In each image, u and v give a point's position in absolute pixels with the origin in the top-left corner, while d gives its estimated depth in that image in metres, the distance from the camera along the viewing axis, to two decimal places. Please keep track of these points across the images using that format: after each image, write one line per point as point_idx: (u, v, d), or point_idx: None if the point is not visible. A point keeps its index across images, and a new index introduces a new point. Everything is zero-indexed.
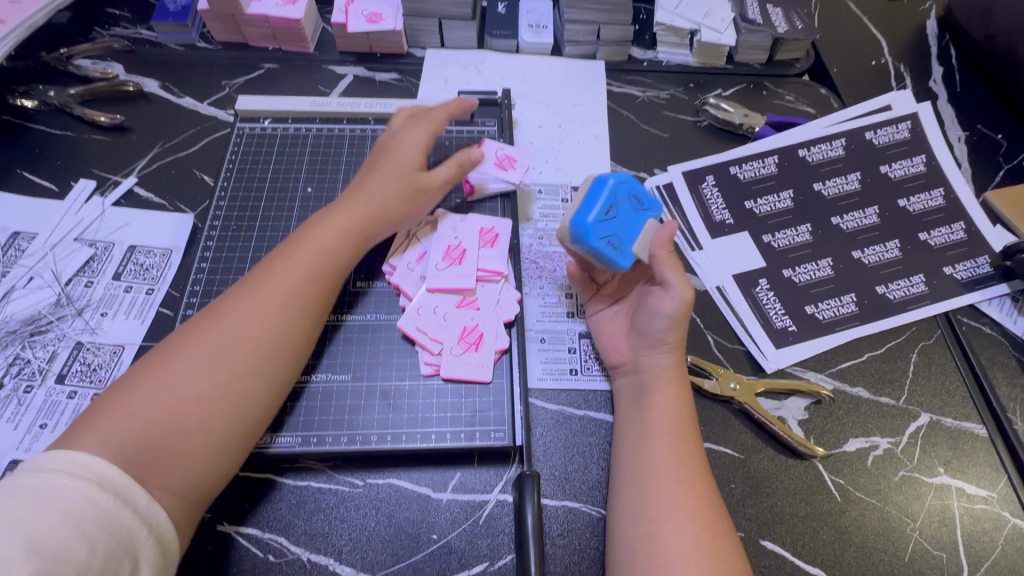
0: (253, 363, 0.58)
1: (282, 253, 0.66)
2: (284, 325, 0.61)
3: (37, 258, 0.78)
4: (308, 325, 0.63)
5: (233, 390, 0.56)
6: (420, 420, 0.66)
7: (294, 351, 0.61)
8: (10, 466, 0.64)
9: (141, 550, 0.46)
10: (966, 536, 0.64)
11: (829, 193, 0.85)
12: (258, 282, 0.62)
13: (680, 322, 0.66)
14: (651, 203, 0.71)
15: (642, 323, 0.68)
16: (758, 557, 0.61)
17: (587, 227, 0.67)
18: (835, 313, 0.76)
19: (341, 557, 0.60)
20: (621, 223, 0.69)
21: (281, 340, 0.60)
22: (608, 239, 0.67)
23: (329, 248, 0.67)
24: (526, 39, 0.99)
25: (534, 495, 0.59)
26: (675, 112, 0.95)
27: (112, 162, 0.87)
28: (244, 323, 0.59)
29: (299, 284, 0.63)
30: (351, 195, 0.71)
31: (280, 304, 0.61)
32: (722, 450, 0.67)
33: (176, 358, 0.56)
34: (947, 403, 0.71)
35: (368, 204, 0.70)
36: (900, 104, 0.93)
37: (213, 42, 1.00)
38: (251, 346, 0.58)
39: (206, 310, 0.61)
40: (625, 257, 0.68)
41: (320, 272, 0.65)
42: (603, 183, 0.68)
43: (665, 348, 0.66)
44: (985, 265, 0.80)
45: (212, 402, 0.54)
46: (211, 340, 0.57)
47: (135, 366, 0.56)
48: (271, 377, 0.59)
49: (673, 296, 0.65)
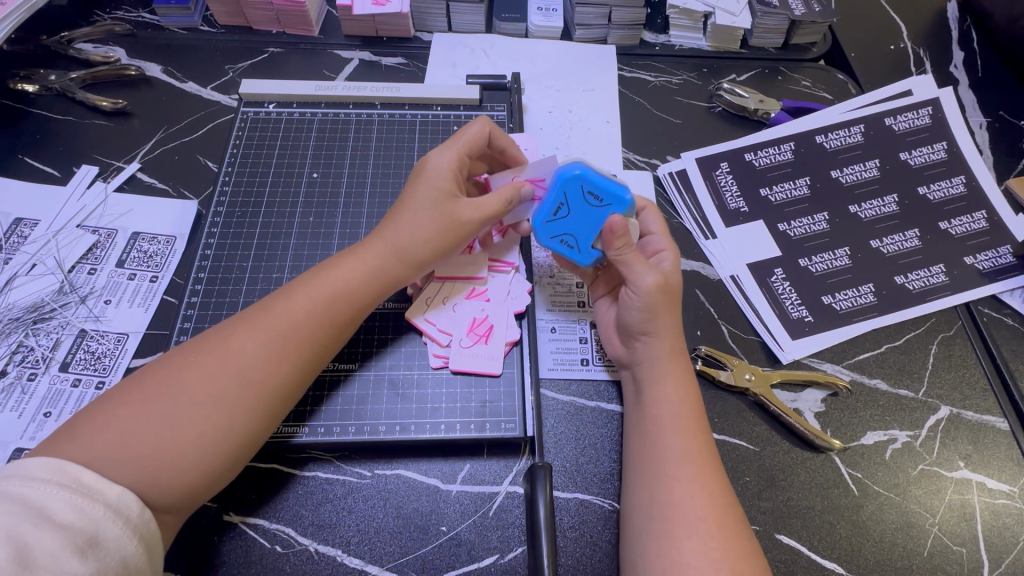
0: (254, 402, 0.54)
1: (298, 282, 0.62)
2: (292, 365, 0.57)
3: (39, 245, 0.77)
4: (318, 363, 0.59)
5: (229, 428, 0.53)
6: (430, 410, 0.64)
7: (297, 389, 0.58)
8: (14, 455, 0.63)
9: (133, 562, 0.45)
10: (987, 531, 0.62)
11: (847, 181, 0.83)
12: (269, 310, 0.58)
13: (656, 309, 0.63)
14: (614, 197, 0.65)
15: (621, 315, 0.65)
16: (773, 552, 0.60)
17: (535, 228, 0.67)
18: (853, 303, 0.75)
19: (350, 548, 0.59)
20: (575, 220, 0.66)
21: (287, 379, 0.56)
22: (561, 237, 0.67)
23: (352, 279, 0.62)
24: (536, 23, 0.97)
25: (546, 487, 0.58)
26: (688, 97, 0.93)
27: (114, 148, 0.86)
28: (250, 358, 0.55)
29: (311, 319, 0.59)
30: (382, 227, 0.66)
31: (289, 332, 0.57)
32: (736, 442, 0.65)
33: (175, 387, 0.52)
34: (968, 396, 0.70)
35: (399, 237, 0.64)
36: (921, 89, 0.90)
37: (216, 26, 0.98)
38: (254, 384, 0.55)
39: (213, 332, 0.57)
40: (583, 254, 0.67)
41: (337, 305, 0.61)
42: (557, 179, 0.65)
43: (652, 339, 0.63)
44: (1007, 255, 0.78)
45: (208, 439, 0.52)
46: (212, 372, 0.54)
47: (132, 381, 0.53)
48: (271, 417, 0.56)
49: (637, 288, 0.63)
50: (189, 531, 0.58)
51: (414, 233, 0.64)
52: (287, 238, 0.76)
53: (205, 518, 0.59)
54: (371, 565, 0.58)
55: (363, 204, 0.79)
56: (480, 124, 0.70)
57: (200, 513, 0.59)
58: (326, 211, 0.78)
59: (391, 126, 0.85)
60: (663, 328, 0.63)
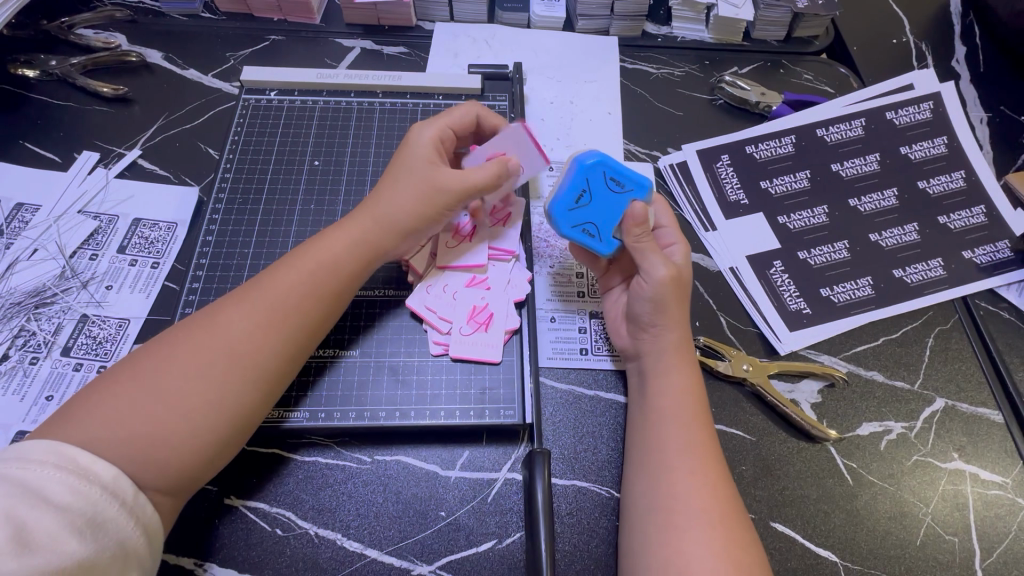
0: (246, 378, 0.54)
1: (287, 260, 0.62)
2: (284, 340, 0.57)
3: (40, 230, 0.77)
4: (309, 338, 0.59)
5: (222, 404, 0.53)
6: (430, 398, 0.65)
7: (290, 365, 0.58)
8: (16, 438, 0.63)
9: (130, 544, 0.46)
10: (979, 521, 0.63)
11: (847, 174, 0.83)
12: (260, 288, 0.59)
13: (666, 302, 0.63)
14: (633, 183, 0.66)
15: (630, 307, 0.66)
16: (768, 540, 0.61)
17: (557, 218, 0.66)
18: (850, 296, 0.75)
19: (349, 532, 0.59)
20: (596, 208, 0.66)
21: (278, 354, 0.57)
22: (582, 226, 0.66)
23: (340, 252, 0.62)
24: (538, 13, 0.96)
25: (545, 472, 0.59)
26: (690, 90, 0.93)
27: (114, 134, 0.86)
28: (240, 336, 0.55)
29: (300, 294, 0.59)
30: (367, 200, 0.66)
31: (279, 310, 0.58)
32: (732, 432, 0.66)
33: (167, 364, 0.53)
34: (964, 389, 0.70)
35: (383, 207, 0.64)
36: (922, 84, 0.90)
37: (217, 12, 0.97)
38: (246, 359, 0.55)
39: (204, 310, 0.58)
40: (604, 243, 0.67)
41: (326, 282, 0.61)
42: (579, 167, 0.65)
43: (660, 330, 0.64)
44: (1004, 249, 0.79)
45: (205, 419, 0.52)
46: (204, 347, 0.54)
47: (126, 362, 0.54)
48: (264, 393, 0.56)
49: (650, 278, 0.63)
50: (190, 513, 0.59)
51: (397, 203, 0.64)
52: (288, 225, 0.76)
53: (207, 501, 0.60)
54: (370, 549, 0.59)
55: (364, 192, 0.79)
56: (466, 108, 0.72)
57: (200, 497, 0.60)
58: (327, 199, 0.78)
59: (393, 115, 0.85)
60: (671, 320, 0.64)
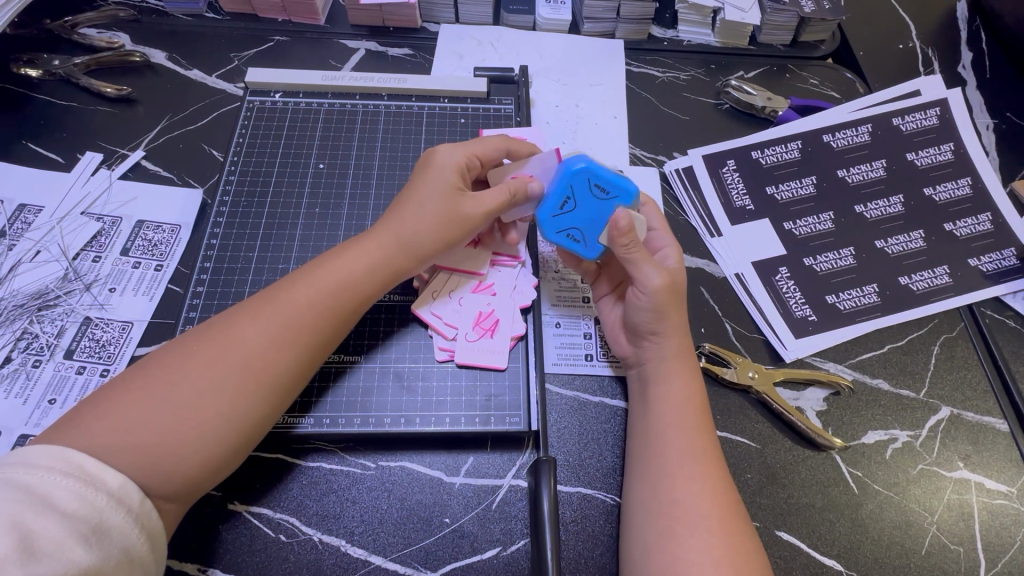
0: (256, 391, 0.54)
1: (302, 272, 0.61)
2: (295, 353, 0.57)
3: (43, 232, 0.77)
4: (320, 353, 0.59)
5: (229, 416, 0.53)
6: (435, 404, 0.65)
7: (300, 378, 0.58)
8: (19, 441, 0.63)
9: (135, 550, 0.46)
10: (984, 531, 0.63)
11: (853, 180, 0.83)
12: (273, 299, 0.58)
13: (663, 310, 0.63)
14: (620, 190, 0.65)
15: (629, 316, 0.66)
16: (773, 549, 0.60)
17: (541, 224, 0.67)
18: (856, 304, 0.75)
19: (353, 539, 0.59)
20: (580, 215, 0.66)
21: (291, 366, 0.56)
22: (566, 231, 0.67)
23: (361, 272, 0.62)
24: (544, 15, 0.96)
25: (550, 480, 0.59)
26: (696, 94, 0.92)
27: (117, 135, 0.85)
28: (253, 348, 0.55)
29: (314, 308, 0.59)
30: (389, 215, 0.66)
31: (292, 324, 0.57)
32: (737, 439, 0.66)
33: (178, 374, 0.53)
34: (969, 397, 0.70)
35: (405, 230, 0.64)
36: (929, 89, 0.90)
37: (221, 13, 0.97)
38: (256, 372, 0.55)
39: (218, 320, 0.58)
40: (589, 248, 0.67)
41: (340, 295, 0.60)
42: (565, 171, 0.65)
43: (660, 338, 0.63)
44: (1010, 257, 0.79)
45: (214, 429, 0.52)
46: (214, 359, 0.54)
47: (135, 369, 0.54)
48: (273, 406, 0.56)
49: (644, 289, 0.63)
50: (193, 519, 0.59)
51: (421, 227, 0.64)
52: (293, 229, 0.76)
53: (210, 507, 0.60)
54: (374, 556, 0.58)
55: (370, 196, 0.79)
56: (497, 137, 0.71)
57: (204, 502, 0.60)
58: (332, 202, 0.78)
59: (398, 117, 0.85)
60: (670, 328, 0.64)
